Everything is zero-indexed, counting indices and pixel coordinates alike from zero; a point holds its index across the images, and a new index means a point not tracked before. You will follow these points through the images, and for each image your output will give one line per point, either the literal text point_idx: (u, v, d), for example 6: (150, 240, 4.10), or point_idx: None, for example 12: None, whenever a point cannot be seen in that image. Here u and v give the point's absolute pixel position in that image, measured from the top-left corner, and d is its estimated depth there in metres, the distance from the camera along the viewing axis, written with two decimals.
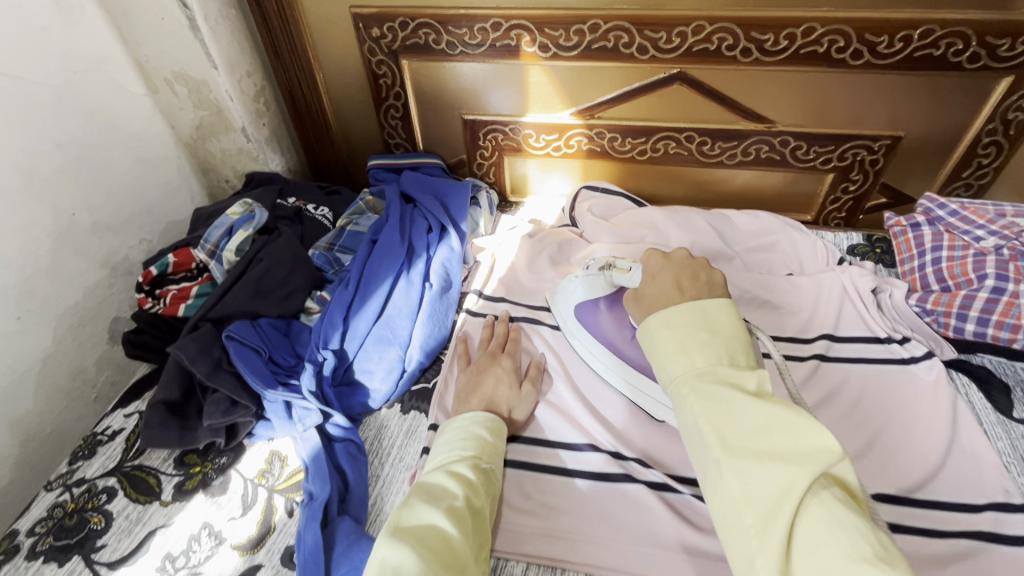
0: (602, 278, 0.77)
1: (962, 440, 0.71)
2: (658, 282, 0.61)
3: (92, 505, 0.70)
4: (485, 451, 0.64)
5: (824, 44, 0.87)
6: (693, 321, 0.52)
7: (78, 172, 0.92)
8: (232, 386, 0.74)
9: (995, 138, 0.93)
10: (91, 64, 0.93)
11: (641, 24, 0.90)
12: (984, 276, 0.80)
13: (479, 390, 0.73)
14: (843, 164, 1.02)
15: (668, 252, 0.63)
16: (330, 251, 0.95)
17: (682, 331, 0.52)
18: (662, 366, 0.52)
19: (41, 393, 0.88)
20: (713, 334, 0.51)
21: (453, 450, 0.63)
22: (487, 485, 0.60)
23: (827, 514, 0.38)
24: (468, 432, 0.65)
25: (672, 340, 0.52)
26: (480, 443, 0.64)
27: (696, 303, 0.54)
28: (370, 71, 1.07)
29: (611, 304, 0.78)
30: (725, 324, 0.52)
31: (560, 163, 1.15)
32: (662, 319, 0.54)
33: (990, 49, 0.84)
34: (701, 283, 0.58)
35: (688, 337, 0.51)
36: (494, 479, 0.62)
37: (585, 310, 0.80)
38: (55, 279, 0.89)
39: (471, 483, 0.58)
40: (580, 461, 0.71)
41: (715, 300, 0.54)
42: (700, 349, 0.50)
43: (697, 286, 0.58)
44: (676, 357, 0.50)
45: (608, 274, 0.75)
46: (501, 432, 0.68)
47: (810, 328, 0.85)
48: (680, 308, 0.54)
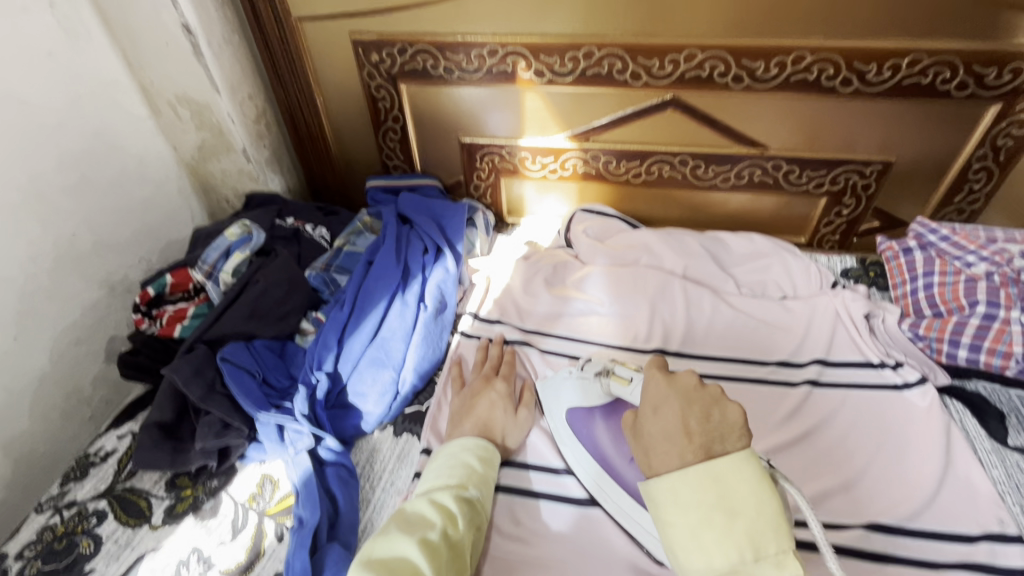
0: (598, 385, 0.71)
1: (956, 468, 0.70)
2: (661, 419, 0.50)
3: (82, 528, 0.70)
4: (472, 479, 0.64)
5: (814, 72, 0.88)
6: (709, 502, 0.45)
7: (80, 193, 0.94)
8: (225, 409, 0.74)
9: (985, 164, 0.95)
10: (96, 87, 0.95)
11: (634, 51, 0.92)
12: (975, 302, 0.80)
13: (475, 415, 0.73)
14: (836, 189, 1.04)
15: (672, 375, 0.52)
16: (326, 272, 0.96)
17: (696, 514, 0.45)
18: (674, 551, 0.46)
19: (35, 413, 0.89)
20: (734, 519, 0.44)
21: (440, 477, 0.63)
22: (470, 514, 0.60)
23: None
24: (458, 460, 0.65)
25: (683, 522, 0.45)
26: (468, 471, 0.65)
27: (709, 468, 0.46)
28: (369, 94, 1.09)
29: (607, 416, 0.69)
30: (745, 497, 0.44)
31: (556, 185, 1.16)
32: (669, 490, 0.46)
33: (977, 78, 0.85)
34: (713, 428, 0.48)
35: (704, 524, 0.44)
36: (480, 509, 0.62)
37: (579, 418, 0.71)
38: (54, 298, 0.90)
39: (452, 511, 0.59)
40: (551, 483, 0.71)
41: (729, 458, 0.46)
42: (719, 545, 0.43)
43: (709, 430, 0.48)
44: (689, 549, 0.45)
45: (607, 381, 0.70)
46: (492, 461, 0.67)
47: (802, 352, 0.86)
48: (687, 474, 0.46)
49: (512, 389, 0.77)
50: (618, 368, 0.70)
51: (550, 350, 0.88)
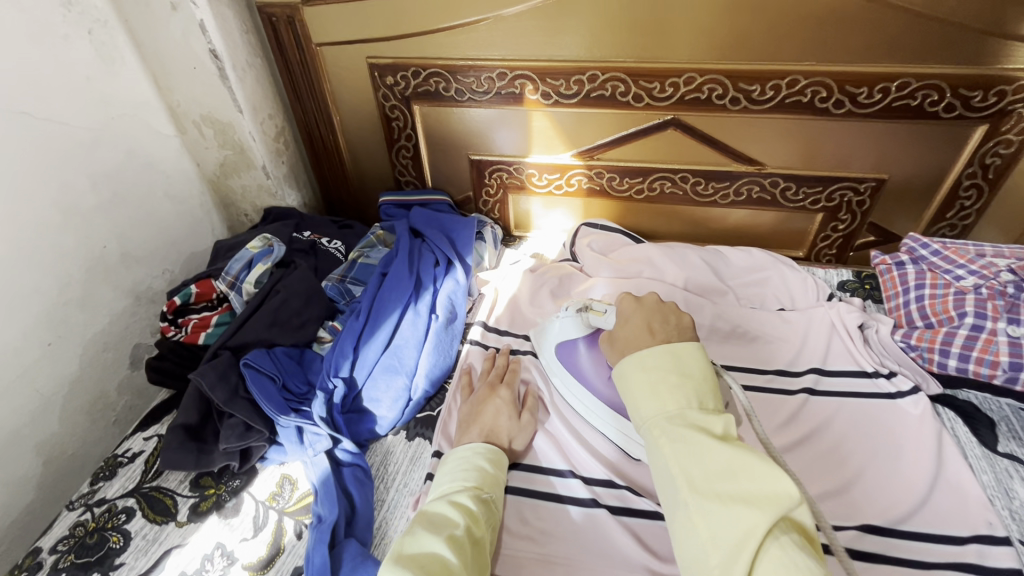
0: (579, 318, 0.82)
1: (948, 473, 0.73)
2: (630, 327, 0.66)
3: (112, 524, 0.74)
4: (486, 481, 0.68)
5: (808, 94, 0.93)
6: (665, 367, 0.58)
7: (111, 208, 0.99)
8: (248, 412, 0.79)
9: (976, 181, 0.98)
10: (128, 109, 1.01)
11: (636, 75, 0.97)
12: (964, 313, 0.83)
13: (481, 420, 0.77)
14: (831, 205, 1.08)
15: (640, 299, 0.69)
16: (342, 283, 1.00)
17: (656, 376, 0.58)
18: (637, 407, 0.58)
19: (66, 416, 0.93)
20: (683, 380, 0.57)
21: (456, 480, 0.67)
22: (488, 514, 0.64)
23: (783, 550, 0.44)
24: (471, 463, 0.69)
25: (646, 383, 0.58)
26: (482, 474, 0.68)
27: (668, 347, 0.60)
28: (384, 114, 1.14)
29: (589, 344, 0.80)
30: (694, 368, 0.58)
31: (562, 200, 1.21)
32: (637, 362, 0.60)
33: (964, 100, 0.89)
34: (671, 327, 0.64)
35: (660, 381, 0.57)
36: (495, 508, 0.66)
37: (565, 348, 0.82)
38: (85, 307, 0.95)
39: (472, 513, 0.62)
40: (569, 488, 0.74)
41: (685, 345, 0.60)
42: (672, 394, 0.56)
43: (667, 329, 0.64)
44: (648, 400, 0.57)
45: (586, 314, 0.80)
46: (502, 463, 0.71)
47: (798, 362, 0.89)
48: (652, 350, 0.60)
49: (516, 395, 0.81)
50: (595, 304, 0.81)
51: None
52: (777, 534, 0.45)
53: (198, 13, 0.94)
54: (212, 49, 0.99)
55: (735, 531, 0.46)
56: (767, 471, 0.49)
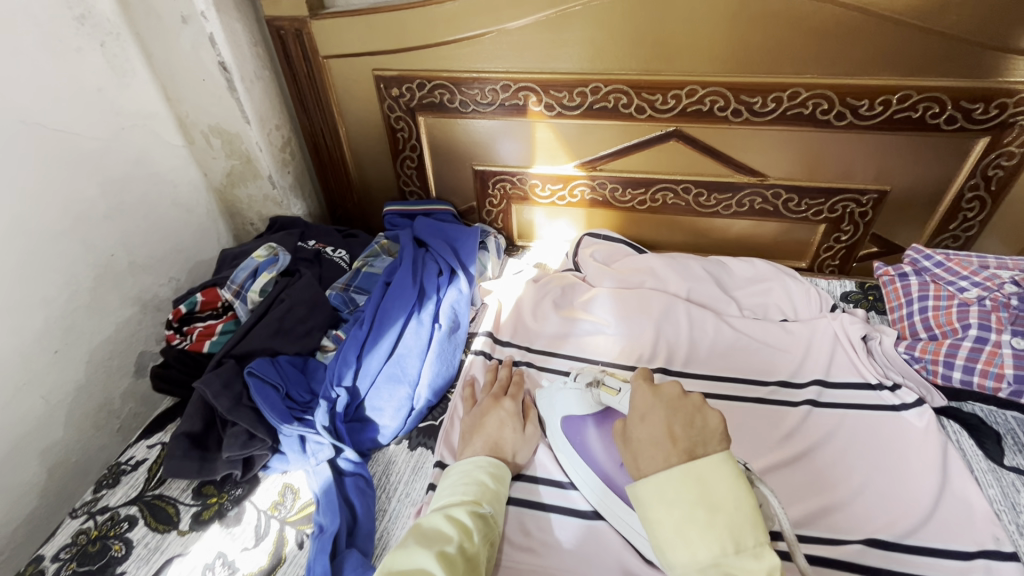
0: (589, 394, 0.74)
1: (953, 487, 0.73)
2: (647, 425, 0.54)
3: (114, 533, 0.74)
4: (485, 496, 0.67)
5: (809, 106, 0.94)
6: (689, 498, 0.48)
7: (119, 217, 1.00)
8: (251, 420, 0.79)
9: (978, 193, 0.98)
10: (138, 120, 1.02)
11: (639, 87, 0.98)
12: (968, 325, 0.84)
13: (485, 432, 0.77)
14: (834, 216, 1.08)
15: (657, 385, 0.56)
16: (346, 292, 1.01)
17: (680, 510, 0.48)
18: (661, 546, 0.49)
19: (71, 423, 0.94)
20: (714, 514, 0.47)
21: (454, 494, 0.66)
22: (484, 529, 0.63)
23: None
24: (470, 478, 0.69)
25: (668, 519, 0.48)
26: (481, 489, 0.68)
27: (689, 467, 0.49)
28: (389, 125, 1.15)
29: (600, 421, 0.73)
30: (724, 494, 0.48)
31: (565, 211, 1.22)
32: (654, 489, 0.50)
33: (965, 113, 0.90)
34: (694, 430, 0.52)
35: (687, 519, 0.47)
36: (493, 523, 0.65)
37: (571, 424, 0.76)
38: (93, 314, 0.96)
39: (467, 526, 0.61)
40: (561, 497, 0.74)
41: (710, 458, 0.49)
42: (701, 537, 0.46)
43: (690, 434, 0.52)
44: (675, 544, 0.48)
45: (596, 392, 0.72)
46: (503, 478, 0.71)
47: (801, 373, 0.89)
48: (671, 474, 0.49)
49: (519, 408, 0.81)
50: (608, 378, 0.72)
51: (555, 368, 0.92)
52: None
53: (208, 26, 0.96)
54: (220, 61, 1.00)
55: None
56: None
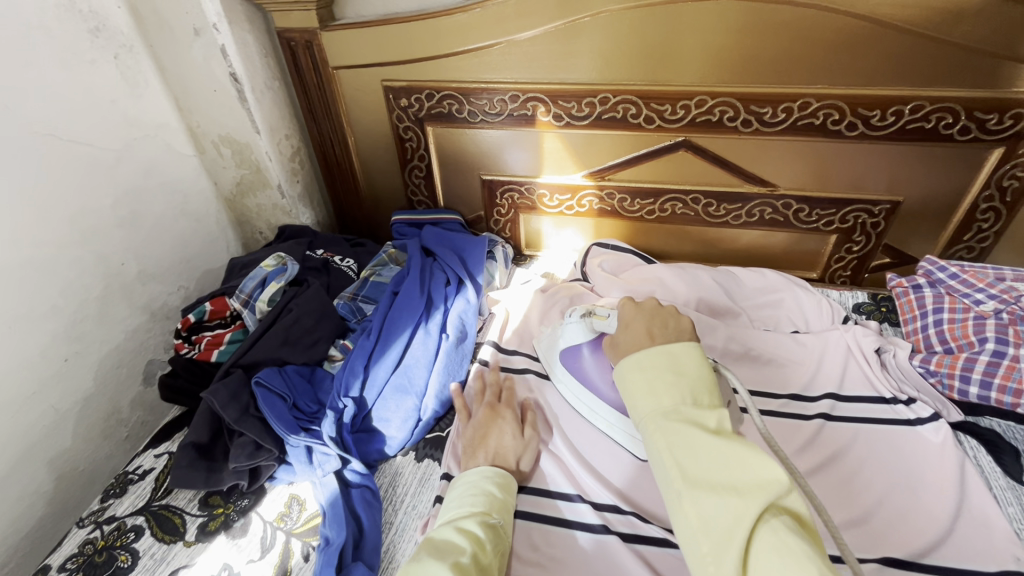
0: (583, 324, 0.84)
1: (972, 504, 0.71)
2: (631, 330, 0.66)
3: (120, 543, 0.74)
4: (493, 506, 0.67)
5: (820, 116, 0.93)
6: (660, 363, 0.59)
7: (130, 226, 1.01)
8: (258, 431, 0.79)
9: (993, 204, 0.97)
10: (150, 130, 1.03)
11: (647, 97, 0.98)
12: (985, 339, 0.82)
13: (485, 442, 0.76)
14: (845, 226, 1.07)
15: (639, 301, 0.69)
16: (353, 301, 1.01)
17: (651, 373, 0.58)
18: (633, 406, 0.58)
19: (78, 432, 0.94)
20: (679, 376, 0.57)
21: (463, 505, 0.66)
22: (494, 540, 0.62)
23: (775, 538, 0.44)
24: (479, 488, 0.68)
25: (642, 381, 0.58)
26: (489, 498, 0.67)
27: (665, 346, 0.60)
28: (398, 135, 1.16)
29: (594, 348, 0.82)
30: (691, 366, 0.58)
31: (573, 220, 1.21)
32: (634, 363, 0.60)
33: (979, 123, 0.89)
34: (669, 331, 0.64)
35: (655, 378, 0.58)
36: (502, 534, 0.64)
37: (570, 355, 0.85)
38: (102, 323, 0.96)
39: (478, 538, 0.61)
40: (579, 513, 0.73)
41: (682, 343, 0.60)
42: (667, 390, 0.56)
43: (666, 334, 0.64)
44: (643, 398, 0.57)
45: (589, 320, 0.82)
46: (511, 488, 0.71)
47: (814, 387, 0.88)
48: (648, 349, 0.61)
49: (515, 414, 0.80)
50: (597, 309, 0.83)
51: None
52: (764, 518, 0.45)
53: (220, 38, 0.97)
54: (232, 73, 1.01)
55: (725, 518, 0.46)
56: (758, 462, 0.49)
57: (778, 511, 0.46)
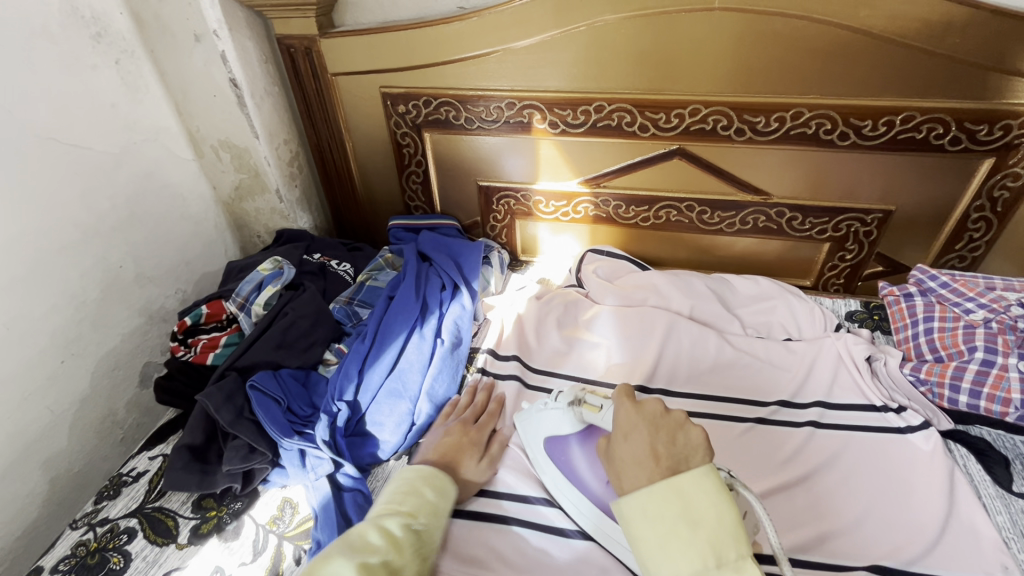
0: (572, 412, 0.75)
1: (960, 513, 0.71)
2: (632, 443, 0.55)
3: (113, 545, 0.74)
4: (419, 506, 0.65)
5: (812, 126, 0.94)
6: (673, 513, 0.49)
7: (129, 229, 1.02)
8: (251, 434, 0.79)
9: (984, 214, 0.98)
10: (149, 135, 1.04)
11: (642, 106, 0.99)
12: (974, 348, 0.83)
13: (441, 451, 0.76)
14: (838, 235, 1.08)
15: (640, 402, 0.58)
16: (349, 305, 1.01)
17: (662, 526, 0.49)
18: (645, 562, 0.49)
19: (74, 433, 0.94)
20: (697, 528, 0.48)
21: (390, 504, 0.65)
22: (415, 540, 0.61)
23: None
24: (409, 488, 0.67)
25: (653, 535, 0.49)
26: (418, 499, 0.66)
27: (674, 484, 0.50)
28: (395, 141, 1.17)
29: (583, 441, 0.74)
30: (707, 510, 0.49)
31: (569, 227, 1.22)
32: (640, 507, 0.50)
33: (969, 134, 0.90)
34: (676, 451, 0.53)
35: (670, 534, 0.48)
36: (426, 538, 0.62)
37: (556, 445, 0.76)
38: (100, 326, 0.97)
39: (397, 537, 0.59)
40: (533, 513, 0.73)
41: (692, 473, 0.51)
42: (686, 551, 0.47)
43: (673, 453, 0.53)
44: (658, 559, 0.48)
45: (579, 409, 0.73)
46: (445, 490, 0.69)
47: (803, 394, 0.88)
48: (654, 489, 0.50)
49: (481, 438, 0.80)
50: (589, 396, 0.73)
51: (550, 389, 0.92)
52: None
53: (220, 44, 0.98)
54: (231, 78, 1.02)
55: None
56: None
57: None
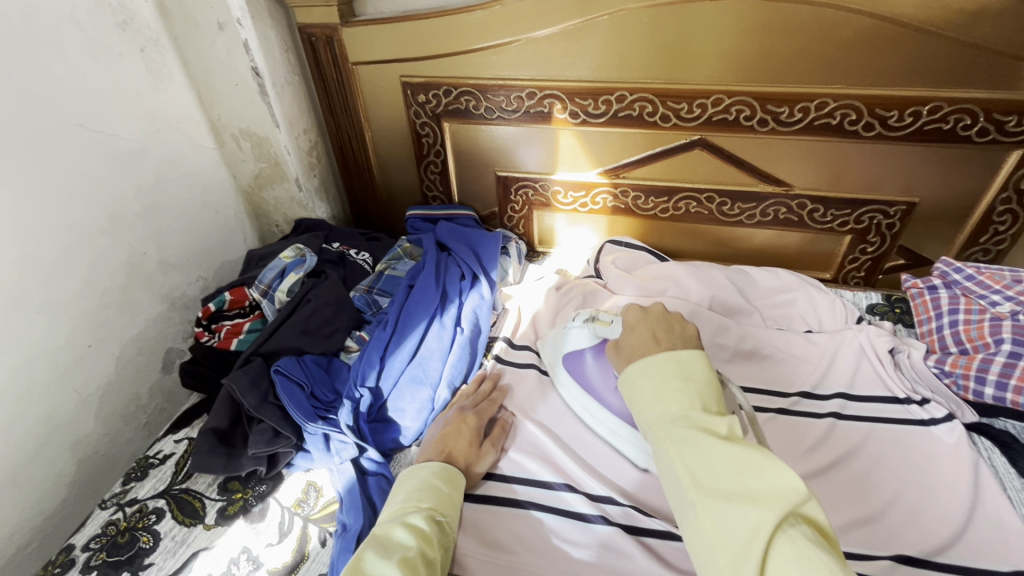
0: (585, 330, 0.83)
1: (985, 505, 0.71)
2: (635, 334, 0.66)
3: (142, 525, 0.76)
4: (440, 502, 0.66)
5: (837, 116, 0.93)
6: (668, 371, 0.58)
7: (152, 216, 1.03)
8: (276, 418, 0.80)
9: (1010, 206, 0.97)
10: (173, 123, 1.05)
11: (664, 95, 0.98)
12: (1001, 340, 0.82)
13: (441, 440, 0.77)
14: (860, 227, 1.07)
15: (644, 308, 0.69)
16: (369, 294, 1.02)
17: (658, 379, 0.58)
18: (641, 411, 0.58)
19: (100, 417, 0.96)
20: (686, 383, 0.57)
21: (408, 500, 0.65)
22: (440, 536, 0.62)
23: (794, 547, 0.43)
24: (421, 481, 0.68)
25: (649, 386, 0.58)
26: (434, 493, 0.67)
27: (671, 352, 0.60)
28: (414, 131, 1.17)
29: (596, 354, 0.82)
30: (698, 372, 0.58)
31: (586, 218, 1.22)
32: (641, 367, 0.60)
33: (998, 125, 0.89)
34: (675, 336, 0.63)
35: (664, 384, 0.57)
36: (448, 530, 0.64)
37: (573, 359, 0.85)
38: (124, 311, 0.98)
39: (425, 534, 0.60)
40: (556, 499, 0.74)
41: (688, 350, 0.60)
42: (676, 396, 0.56)
43: (671, 338, 0.63)
44: (652, 403, 0.57)
45: (592, 325, 0.82)
46: (457, 482, 0.70)
47: (824, 386, 0.88)
48: (654, 357, 0.60)
49: (482, 424, 0.80)
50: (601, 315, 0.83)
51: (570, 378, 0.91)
52: (783, 529, 0.44)
53: (243, 32, 0.99)
54: (253, 67, 1.03)
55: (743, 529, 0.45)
56: (772, 468, 0.48)
57: (797, 519, 0.45)
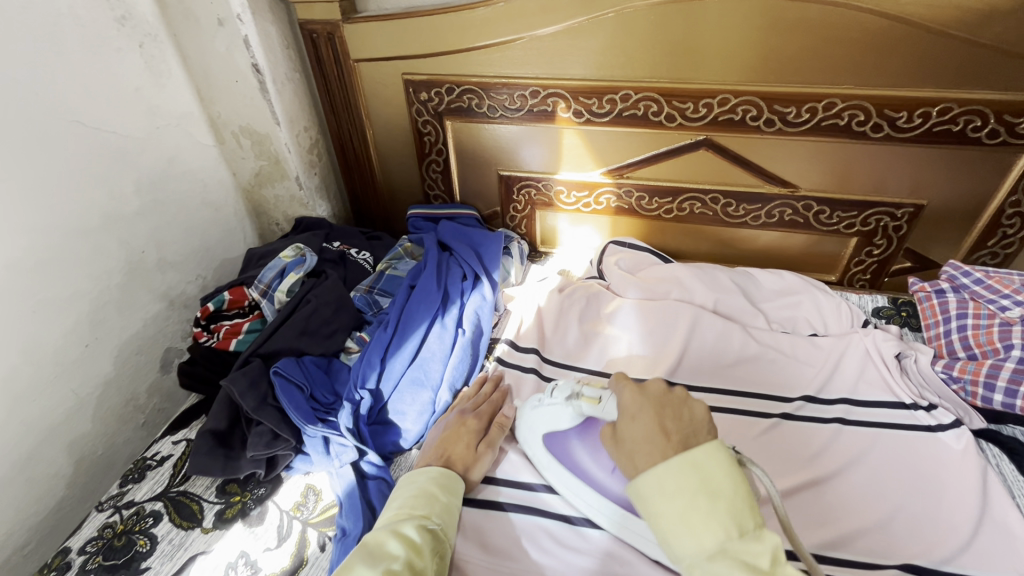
0: (569, 407, 0.72)
1: (993, 513, 0.70)
2: (638, 424, 0.57)
3: (139, 528, 0.75)
4: (435, 509, 0.65)
5: (845, 117, 0.92)
6: (694, 487, 0.50)
7: (151, 214, 1.01)
8: (275, 420, 0.79)
9: (1020, 209, 0.96)
10: (172, 120, 1.04)
11: (669, 95, 0.97)
12: (1010, 346, 0.81)
13: (441, 444, 0.76)
14: (866, 229, 1.06)
15: (643, 384, 0.61)
16: (370, 294, 1.01)
17: (683, 499, 0.50)
18: (666, 538, 0.50)
19: (98, 417, 0.95)
20: (717, 500, 0.49)
21: (403, 508, 0.64)
22: (432, 544, 0.61)
23: None
24: (417, 488, 0.67)
25: (674, 511, 0.50)
26: (429, 500, 0.66)
27: (688, 457, 0.52)
28: (416, 129, 1.16)
29: (582, 433, 0.73)
30: (722, 480, 0.51)
31: (589, 218, 1.21)
32: (658, 482, 0.51)
33: (1008, 127, 0.87)
34: (686, 425, 0.56)
35: (691, 506, 0.49)
36: (443, 539, 0.63)
37: (555, 439, 0.74)
38: (123, 310, 0.97)
39: (416, 543, 0.59)
40: (559, 505, 0.73)
41: (705, 449, 0.53)
42: (706, 523, 0.48)
43: (682, 429, 0.56)
44: (679, 532, 0.49)
45: (577, 404, 0.70)
46: (456, 491, 0.69)
47: (829, 390, 0.87)
48: (669, 464, 0.52)
49: (482, 427, 0.79)
50: (585, 390, 0.70)
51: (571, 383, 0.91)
52: None
53: (243, 28, 0.97)
54: (253, 63, 1.01)
55: None
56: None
57: None
